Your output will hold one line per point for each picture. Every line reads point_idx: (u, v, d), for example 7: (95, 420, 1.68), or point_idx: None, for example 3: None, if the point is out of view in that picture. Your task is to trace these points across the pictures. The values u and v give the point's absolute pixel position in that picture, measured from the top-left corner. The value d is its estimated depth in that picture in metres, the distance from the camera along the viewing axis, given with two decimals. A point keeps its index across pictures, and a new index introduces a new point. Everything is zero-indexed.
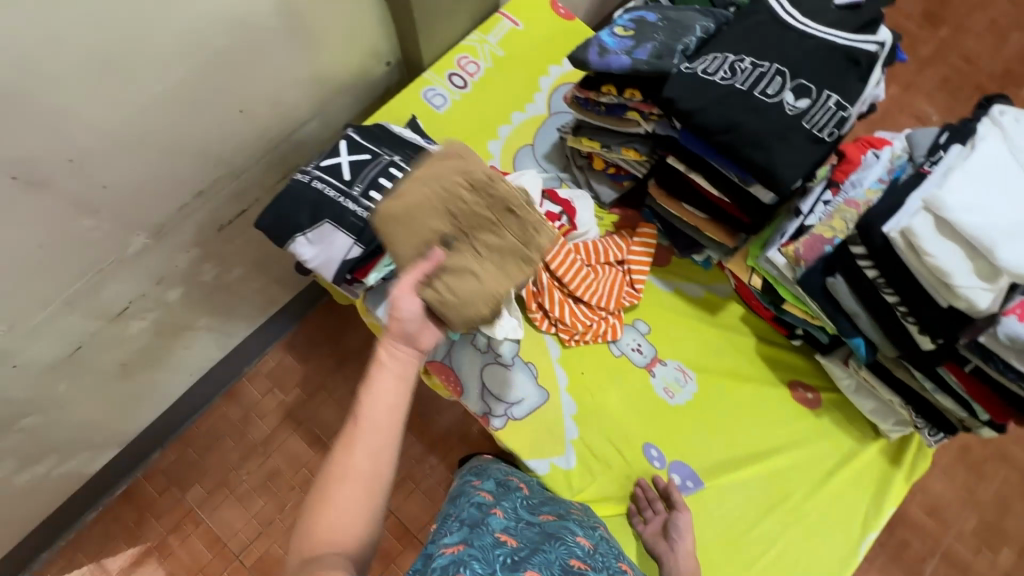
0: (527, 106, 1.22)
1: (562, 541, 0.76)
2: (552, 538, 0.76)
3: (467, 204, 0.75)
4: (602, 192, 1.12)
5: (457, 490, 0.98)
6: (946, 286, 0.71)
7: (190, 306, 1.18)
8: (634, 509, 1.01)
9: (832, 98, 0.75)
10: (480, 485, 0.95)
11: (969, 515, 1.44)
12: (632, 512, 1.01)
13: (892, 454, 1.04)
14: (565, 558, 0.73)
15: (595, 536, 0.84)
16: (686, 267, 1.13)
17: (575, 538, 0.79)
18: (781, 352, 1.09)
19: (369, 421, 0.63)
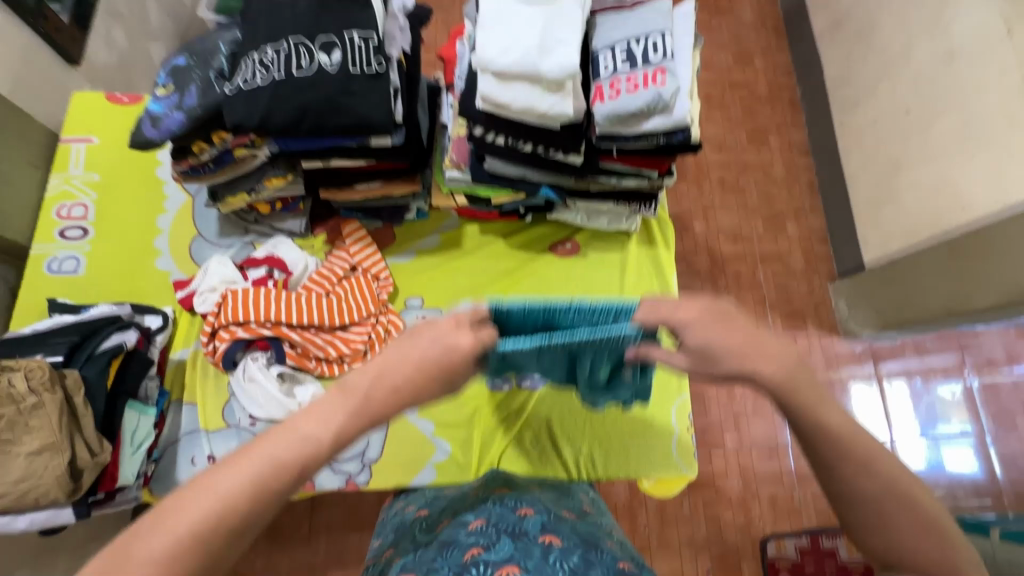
0: (165, 204, 1.11)
1: (521, 533, 0.63)
2: (517, 537, 0.62)
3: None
4: (291, 226, 1.09)
5: (387, 517, 0.89)
6: (544, 116, 0.80)
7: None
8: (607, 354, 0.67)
9: (356, 35, 0.79)
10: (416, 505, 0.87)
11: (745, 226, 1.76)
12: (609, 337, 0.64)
13: (648, 239, 1.22)
14: (539, 543, 0.61)
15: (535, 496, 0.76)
16: (412, 228, 1.17)
17: (542, 527, 0.65)
18: (529, 232, 1.19)
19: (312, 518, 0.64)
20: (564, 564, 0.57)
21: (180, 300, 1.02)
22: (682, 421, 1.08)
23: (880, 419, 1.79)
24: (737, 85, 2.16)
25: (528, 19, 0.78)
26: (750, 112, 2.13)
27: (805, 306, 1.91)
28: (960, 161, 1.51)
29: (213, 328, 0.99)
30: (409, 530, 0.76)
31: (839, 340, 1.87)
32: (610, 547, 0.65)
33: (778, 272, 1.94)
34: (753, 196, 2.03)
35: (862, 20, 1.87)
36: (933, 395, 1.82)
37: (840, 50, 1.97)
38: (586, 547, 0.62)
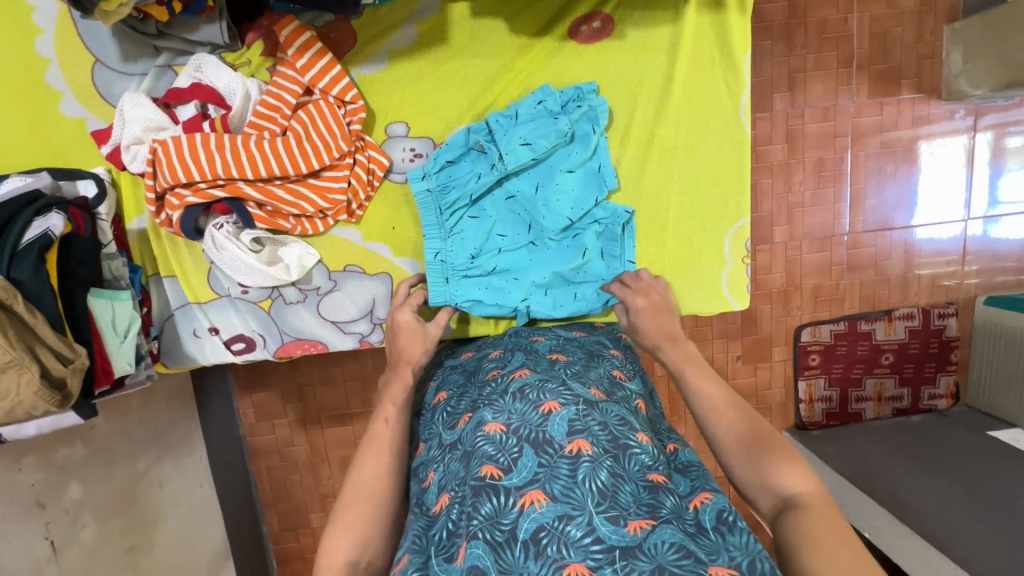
0: (37, 19, 0.80)
1: (547, 443, 0.56)
2: (540, 449, 0.56)
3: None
4: (210, 36, 0.78)
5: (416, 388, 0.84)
6: None
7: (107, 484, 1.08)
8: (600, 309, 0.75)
9: None
10: (438, 382, 0.80)
11: None
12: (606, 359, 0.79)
13: (713, 1, 0.84)
14: (565, 451, 0.56)
15: (561, 375, 0.67)
16: (376, 17, 0.83)
17: (570, 428, 0.57)
18: (539, 8, 0.84)
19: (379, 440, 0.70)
20: (594, 483, 0.52)
21: (108, 157, 0.82)
22: (736, 249, 0.92)
23: (958, 189, 1.42)
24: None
25: None
26: None
27: (905, 62, 1.35)
28: None
29: (159, 193, 0.81)
30: (434, 418, 0.72)
31: (936, 105, 1.36)
32: (642, 439, 0.59)
33: (878, 16, 1.32)
34: None
35: None
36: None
37: None
38: (616, 452, 0.56)
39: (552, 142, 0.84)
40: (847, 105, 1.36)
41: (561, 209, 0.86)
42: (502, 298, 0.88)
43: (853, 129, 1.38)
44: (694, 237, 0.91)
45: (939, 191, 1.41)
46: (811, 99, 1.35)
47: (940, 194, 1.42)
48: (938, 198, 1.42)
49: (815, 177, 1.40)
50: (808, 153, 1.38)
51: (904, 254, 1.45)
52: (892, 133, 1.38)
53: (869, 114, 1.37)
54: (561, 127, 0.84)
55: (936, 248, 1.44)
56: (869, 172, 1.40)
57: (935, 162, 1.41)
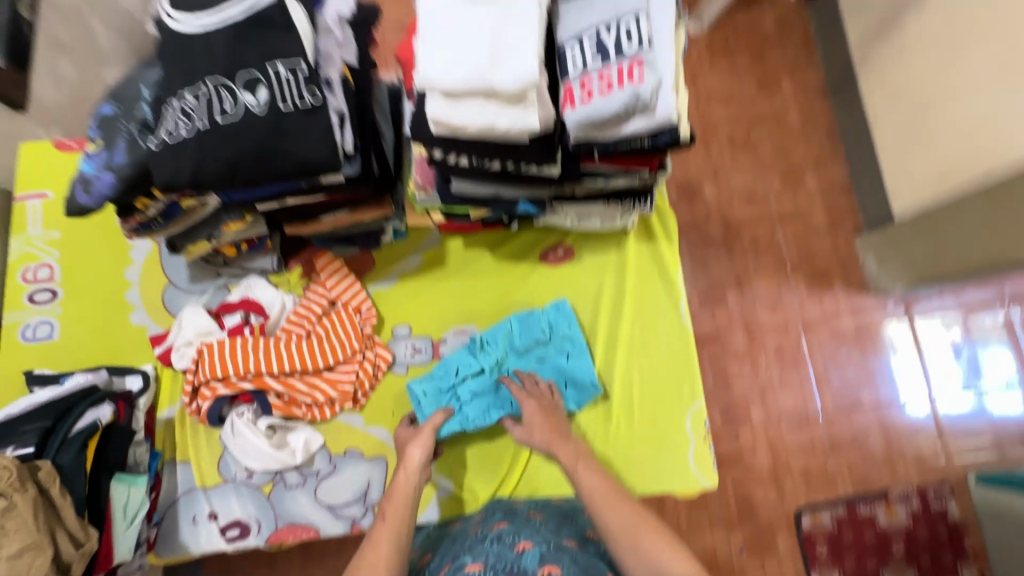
0: (132, 254, 1.06)
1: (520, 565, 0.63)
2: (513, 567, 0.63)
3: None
4: (263, 265, 1.02)
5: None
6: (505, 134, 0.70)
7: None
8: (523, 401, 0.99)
9: (282, 66, 0.68)
10: (420, 553, 0.84)
11: (772, 178, 1.66)
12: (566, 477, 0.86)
13: (647, 234, 1.11)
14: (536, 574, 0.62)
15: (537, 527, 0.75)
16: (391, 251, 1.09)
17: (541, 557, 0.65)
18: (515, 241, 1.10)
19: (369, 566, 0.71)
20: None
21: (159, 356, 0.98)
22: (698, 429, 1.03)
23: (918, 372, 1.55)
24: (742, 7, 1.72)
25: (477, 25, 0.67)
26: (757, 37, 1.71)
27: (831, 265, 1.62)
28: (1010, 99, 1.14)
29: (195, 386, 0.96)
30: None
31: (868, 297, 1.59)
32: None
33: (799, 232, 1.63)
34: (767, 151, 1.67)
35: None
36: (974, 338, 1.55)
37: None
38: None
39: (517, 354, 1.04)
40: (791, 299, 1.60)
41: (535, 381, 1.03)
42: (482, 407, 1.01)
43: (802, 319, 1.59)
44: (657, 418, 1.03)
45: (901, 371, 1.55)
46: (759, 295, 1.60)
47: (909, 376, 1.55)
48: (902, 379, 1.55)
49: (779, 362, 1.56)
50: (768, 341, 1.57)
51: (883, 433, 1.52)
52: (837, 323, 1.59)
53: (813, 306, 1.59)
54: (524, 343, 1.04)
55: (911, 424, 1.53)
56: (826, 356, 1.57)
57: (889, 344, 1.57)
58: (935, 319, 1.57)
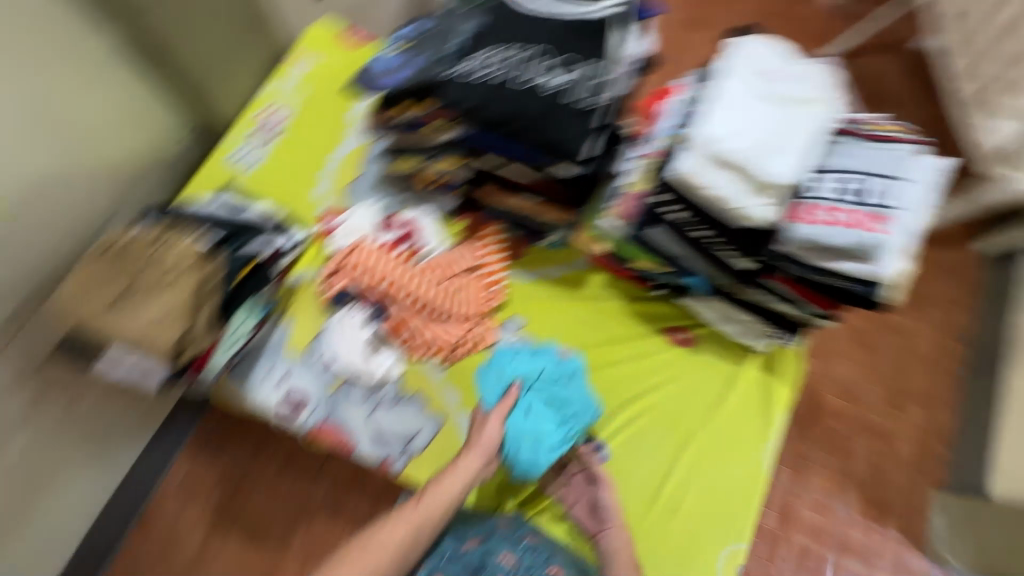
0: (342, 141, 1.19)
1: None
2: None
3: (100, 270, 0.91)
4: (438, 204, 1.12)
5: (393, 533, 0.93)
6: (736, 208, 0.78)
7: (47, 450, 1.05)
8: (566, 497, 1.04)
9: (581, 71, 0.79)
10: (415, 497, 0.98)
11: (877, 388, 1.56)
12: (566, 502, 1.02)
13: (769, 366, 1.11)
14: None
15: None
16: (542, 253, 1.15)
17: None
18: (648, 304, 1.13)
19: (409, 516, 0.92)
20: None
21: (320, 229, 1.09)
22: (728, 569, 1.00)
23: None
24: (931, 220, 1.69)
25: (754, 117, 0.77)
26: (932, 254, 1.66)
27: (897, 503, 1.48)
28: None
29: (336, 267, 1.06)
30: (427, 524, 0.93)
31: (918, 558, 1.43)
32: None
33: (879, 452, 1.51)
34: (885, 359, 1.58)
35: None
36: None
37: None
38: None
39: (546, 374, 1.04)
40: (839, 510, 1.48)
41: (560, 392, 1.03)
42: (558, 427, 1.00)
43: (841, 537, 1.46)
44: (695, 536, 1.02)
45: None
46: (809, 487, 1.50)
47: None
48: None
49: (797, 563, 1.44)
50: (795, 536, 1.47)
51: None
52: (874, 563, 1.44)
53: (858, 531, 1.47)
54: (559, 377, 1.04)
55: None
56: None
57: None
58: None
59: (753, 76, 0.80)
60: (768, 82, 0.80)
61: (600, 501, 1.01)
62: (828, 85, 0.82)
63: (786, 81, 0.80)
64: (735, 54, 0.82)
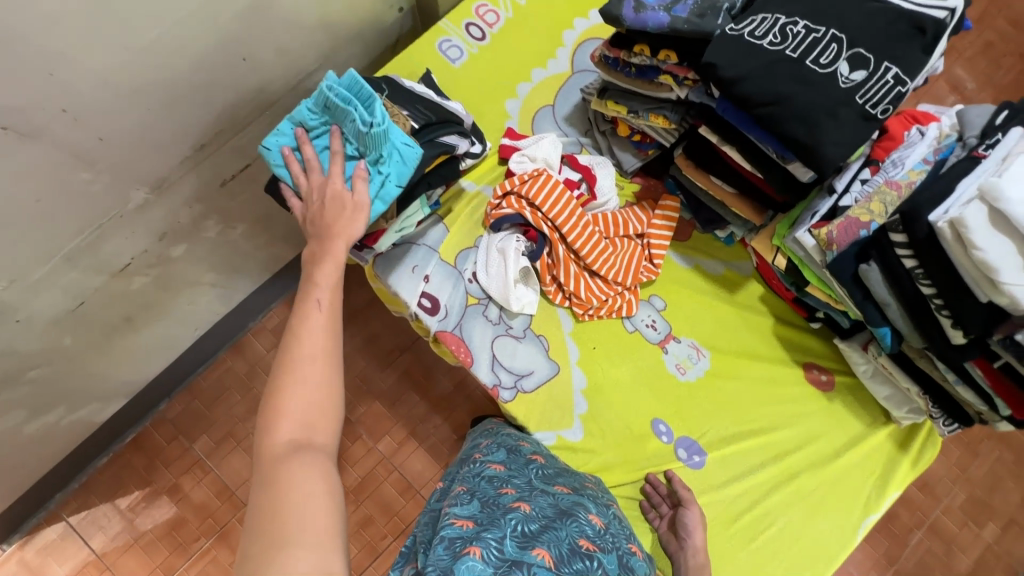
0: (548, 62, 1.14)
1: (573, 519, 0.71)
2: (565, 515, 0.71)
3: None
4: (624, 159, 1.07)
5: (467, 452, 0.99)
6: (991, 282, 0.67)
7: (193, 265, 1.10)
8: (647, 505, 0.98)
9: (890, 70, 0.69)
10: (527, 444, 0.97)
11: (959, 492, 1.46)
12: (647, 507, 0.98)
13: (899, 441, 1.04)
14: (574, 540, 0.66)
15: (608, 515, 0.80)
16: (707, 243, 1.10)
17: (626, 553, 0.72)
18: (797, 333, 1.07)
19: (310, 329, 0.71)
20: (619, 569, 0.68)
21: (503, 146, 1.07)
22: None
23: None
24: None
25: None
26: None
27: None
28: None
29: (507, 191, 1.03)
30: (523, 466, 0.88)
31: None
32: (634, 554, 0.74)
33: (934, 551, 1.43)
34: (980, 467, 1.47)
35: None
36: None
37: None
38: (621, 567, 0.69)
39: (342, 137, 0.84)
40: None
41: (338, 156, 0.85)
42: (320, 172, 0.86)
43: None
44: (762, 570, 0.98)
45: None
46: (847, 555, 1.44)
47: None
48: None
49: None
50: None
51: None
52: None
53: None
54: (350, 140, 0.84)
55: None
56: None
57: None
58: None
59: None
60: None
61: (681, 519, 0.93)
62: None
63: None
64: None
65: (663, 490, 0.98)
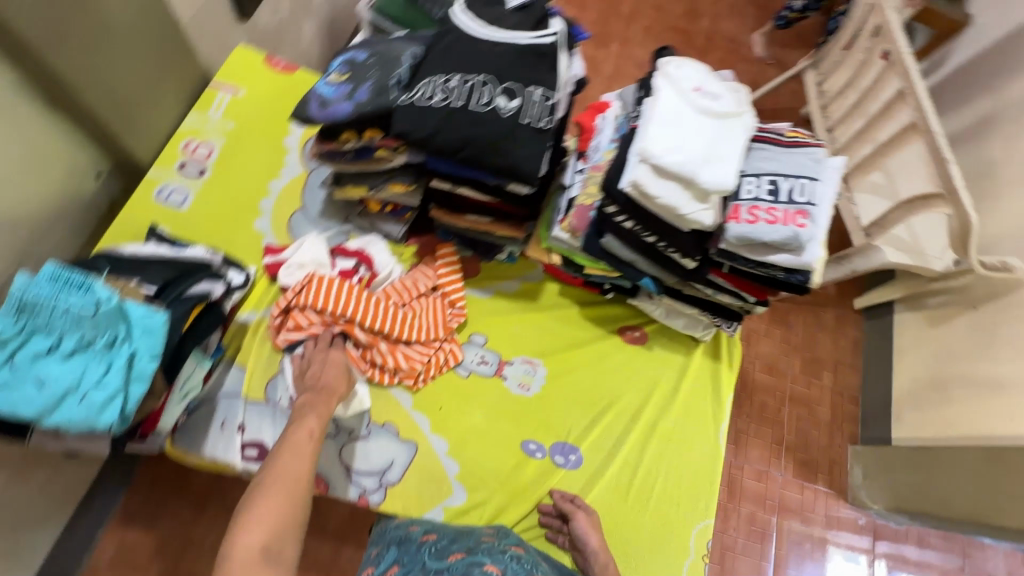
0: (282, 170, 1.15)
1: None
2: None
3: None
4: (391, 230, 1.11)
5: None
6: (680, 217, 0.83)
7: None
8: (550, 531, 1.01)
9: (537, 91, 0.83)
10: (416, 527, 0.92)
11: (793, 361, 1.77)
12: (551, 534, 1.01)
13: (713, 352, 1.22)
14: None
15: (506, 558, 0.80)
16: (498, 268, 1.19)
17: None
18: (603, 308, 1.20)
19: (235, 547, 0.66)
20: None
21: (266, 266, 1.04)
22: (700, 546, 1.06)
23: None
24: None
25: (698, 130, 0.82)
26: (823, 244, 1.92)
27: (821, 460, 1.67)
28: None
29: (286, 306, 1.01)
30: (415, 553, 0.83)
31: (844, 506, 1.62)
32: None
33: (802, 417, 1.70)
34: (797, 334, 1.80)
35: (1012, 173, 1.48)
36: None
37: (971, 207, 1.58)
38: None
39: (65, 334, 0.69)
40: (776, 474, 1.63)
41: (64, 359, 0.68)
42: (31, 391, 0.66)
43: (779, 499, 1.60)
44: (668, 519, 1.07)
45: None
46: (750, 457, 1.64)
47: None
48: None
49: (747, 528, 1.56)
50: (743, 505, 1.59)
51: None
52: (810, 516, 1.60)
53: (793, 491, 1.62)
54: (73, 332, 0.69)
55: None
56: (790, 542, 1.57)
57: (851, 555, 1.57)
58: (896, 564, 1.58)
59: (693, 91, 0.84)
60: (706, 95, 0.85)
61: (575, 532, 0.96)
62: (746, 97, 0.87)
63: (721, 93, 0.85)
64: (669, 70, 0.88)
65: (555, 512, 1.02)
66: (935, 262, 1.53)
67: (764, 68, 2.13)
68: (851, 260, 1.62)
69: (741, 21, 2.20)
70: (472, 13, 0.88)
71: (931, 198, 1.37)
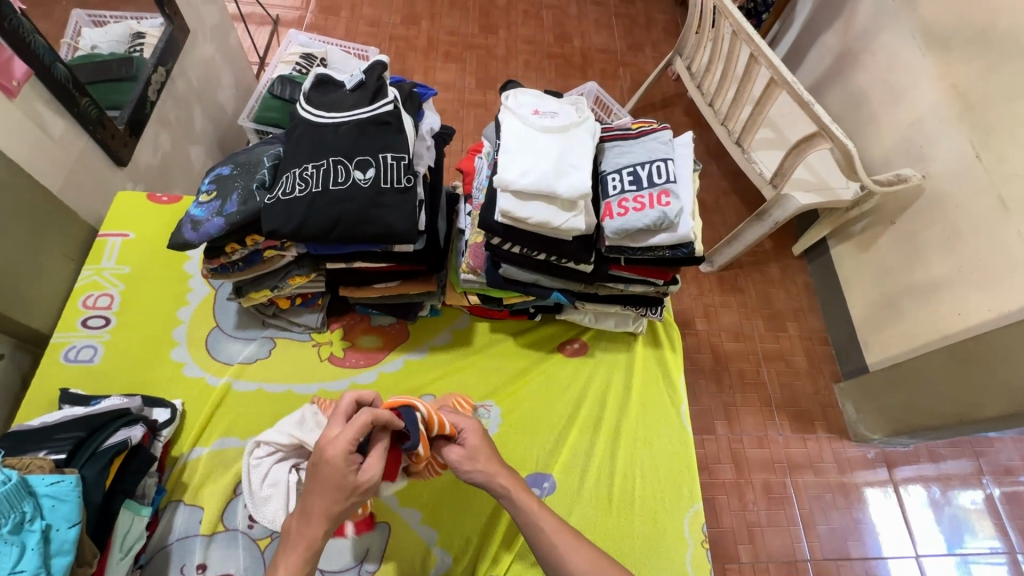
0: (189, 296, 1.16)
1: None
2: None
3: None
4: (308, 320, 1.13)
5: None
6: (557, 230, 0.87)
7: None
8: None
9: (389, 155, 0.87)
10: None
11: (756, 321, 1.80)
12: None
13: (653, 341, 1.25)
14: None
15: None
16: (426, 325, 1.21)
17: None
18: (538, 332, 1.22)
19: None
20: None
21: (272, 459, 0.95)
22: (696, 534, 1.05)
23: (902, 533, 1.52)
24: (731, 180, 2.05)
25: (545, 148, 0.87)
26: (745, 205, 1.99)
27: (812, 407, 1.68)
28: (968, 282, 1.35)
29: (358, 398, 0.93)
30: None
31: (849, 445, 1.62)
32: None
33: (781, 371, 1.72)
34: (751, 295, 1.84)
35: (877, 95, 1.60)
36: (952, 504, 1.56)
37: (855, 135, 1.68)
38: None
39: None
40: (776, 435, 1.62)
41: None
42: None
43: (787, 459, 1.59)
44: (658, 516, 1.06)
45: (887, 525, 1.52)
46: (745, 427, 1.63)
47: (894, 534, 1.51)
48: (889, 536, 1.51)
49: (766, 498, 1.53)
50: (755, 476, 1.56)
51: None
52: (821, 466, 1.59)
53: (797, 446, 1.61)
54: None
55: None
56: (811, 498, 1.54)
57: (872, 490, 1.57)
58: (915, 485, 1.58)
59: (531, 115, 0.91)
60: (544, 116, 0.92)
61: None
62: (584, 107, 0.95)
63: (557, 111, 0.93)
64: (509, 102, 0.94)
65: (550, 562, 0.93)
66: (844, 192, 1.56)
67: (641, 67, 2.27)
68: (771, 215, 1.55)
69: (609, 31, 2.35)
70: (316, 104, 0.93)
71: (813, 140, 1.35)
